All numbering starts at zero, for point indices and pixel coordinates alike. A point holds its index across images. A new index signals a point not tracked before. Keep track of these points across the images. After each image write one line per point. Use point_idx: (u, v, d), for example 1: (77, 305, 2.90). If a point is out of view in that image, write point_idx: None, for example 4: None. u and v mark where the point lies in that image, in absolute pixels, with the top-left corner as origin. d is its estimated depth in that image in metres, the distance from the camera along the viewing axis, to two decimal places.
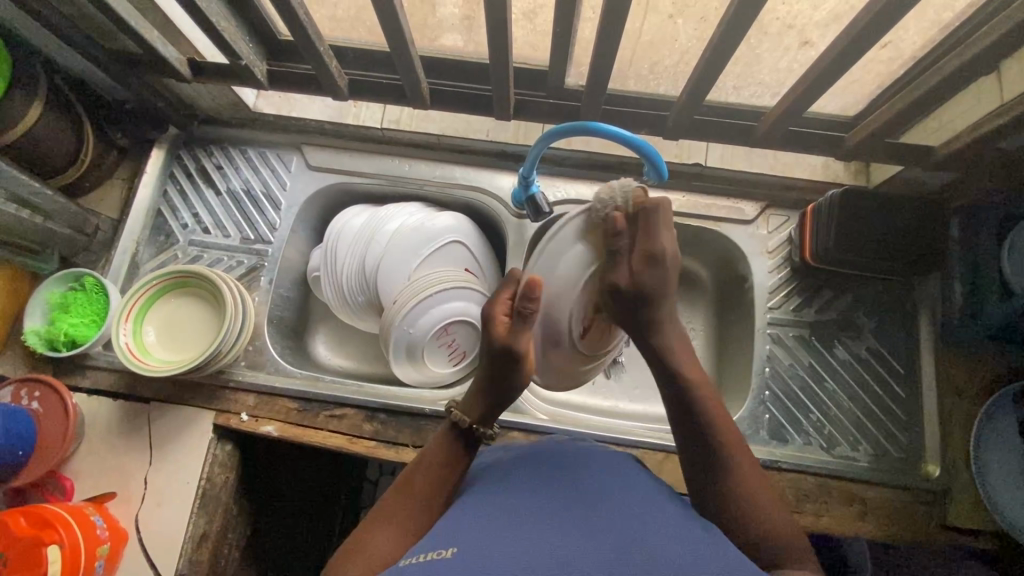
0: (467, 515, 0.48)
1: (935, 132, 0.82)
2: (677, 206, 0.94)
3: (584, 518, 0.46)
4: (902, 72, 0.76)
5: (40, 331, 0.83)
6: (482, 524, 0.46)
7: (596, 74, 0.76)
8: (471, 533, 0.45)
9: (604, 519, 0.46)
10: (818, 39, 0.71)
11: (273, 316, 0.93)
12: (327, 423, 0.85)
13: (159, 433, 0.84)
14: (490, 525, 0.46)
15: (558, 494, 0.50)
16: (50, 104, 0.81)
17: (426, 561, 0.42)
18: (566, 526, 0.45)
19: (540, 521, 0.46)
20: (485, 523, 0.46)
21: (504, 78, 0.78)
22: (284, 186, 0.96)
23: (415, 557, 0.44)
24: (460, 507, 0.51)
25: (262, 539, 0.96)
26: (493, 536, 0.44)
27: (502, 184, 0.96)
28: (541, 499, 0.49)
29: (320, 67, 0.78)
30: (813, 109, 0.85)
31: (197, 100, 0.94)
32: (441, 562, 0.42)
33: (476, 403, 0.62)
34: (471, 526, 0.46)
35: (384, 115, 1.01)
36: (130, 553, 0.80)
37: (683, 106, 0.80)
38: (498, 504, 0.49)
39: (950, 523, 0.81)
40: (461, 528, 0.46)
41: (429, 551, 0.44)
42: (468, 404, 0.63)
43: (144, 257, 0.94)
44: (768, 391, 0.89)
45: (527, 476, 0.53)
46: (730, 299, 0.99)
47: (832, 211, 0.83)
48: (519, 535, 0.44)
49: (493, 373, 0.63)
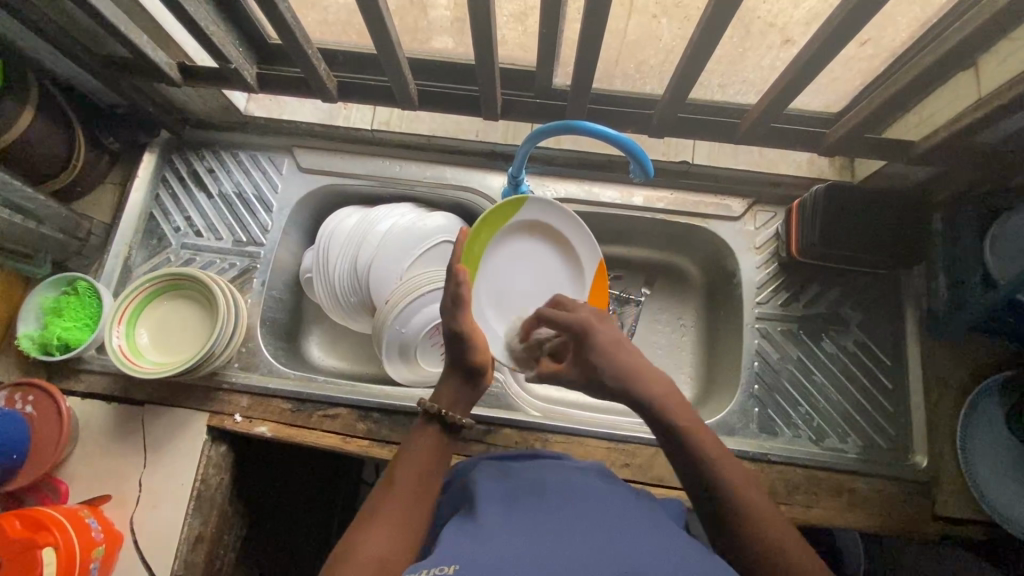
0: (466, 532, 0.51)
1: (916, 127, 0.83)
2: (666, 203, 0.95)
3: (579, 531, 0.49)
4: (883, 68, 0.77)
5: (33, 336, 0.84)
6: (482, 539, 0.49)
7: (583, 74, 0.77)
8: (473, 549, 0.47)
9: (599, 533, 0.49)
10: (799, 37, 0.72)
11: (266, 318, 0.93)
12: (320, 423, 0.86)
13: (153, 435, 0.85)
14: (494, 540, 0.48)
15: (553, 511, 0.53)
16: (42, 110, 0.82)
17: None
18: (562, 539, 0.48)
19: (539, 538, 0.49)
20: (485, 541, 0.48)
21: (492, 78, 0.79)
22: (276, 188, 0.97)
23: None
24: (457, 524, 0.54)
25: (258, 539, 0.96)
26: (492, 552, 0.47)
27: (492, 184, 0.97)
28: (537, 515, 0.52)
29: (311, 70, 0.79)
30: (797, 106, 0.86)
31: (188, 104, 0.95)
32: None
33: (444, 393, 0.67)
34: (470, 542, 0.49)
35: (374, 116, 1.01)
36: (126, 555, 0.80)
37: (667, 104, 0.81)
38: (499, 521, 0.52)
39: (938, 514, 0.82)
40: (463, 546, 0.48)
41: (430, 568, 0.46)
42: (440, 393, 0.68)
43: (136, 260, 0.95)
44: (757, 385, 0.90)
45: (524, 498, 0.56)
46: (719, 294, 1.01)
47: (817, 205, 0.84)
48: (516, 549, 0.47)
49: (460, 356, 0.68)
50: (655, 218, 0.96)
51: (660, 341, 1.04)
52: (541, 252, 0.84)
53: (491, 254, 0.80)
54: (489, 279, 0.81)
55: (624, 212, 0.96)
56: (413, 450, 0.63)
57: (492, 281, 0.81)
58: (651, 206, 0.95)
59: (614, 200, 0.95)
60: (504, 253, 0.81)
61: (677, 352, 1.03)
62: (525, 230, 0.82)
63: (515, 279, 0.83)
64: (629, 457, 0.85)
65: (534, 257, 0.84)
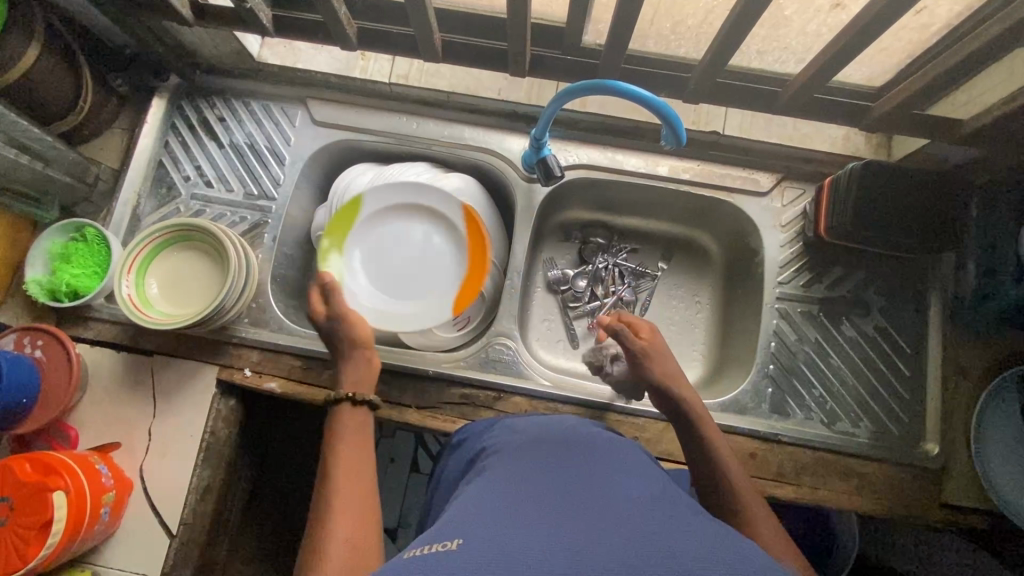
0: (473, 505, 0.49)
1: (964, 105, 0.79)
2: (692, 174, 0.92)
3: (590, 514, 0.46)
4: (938, 39, 0.72)
5: (41, 281, 0.82)
6: (489, 513, 0.47)
7: (617, 32, 0.73)
8: (478, 524, 0.45)
9: (611, 515, 0.46)
10: (852, 1, 0.67)
11: (276, 274, 0.91)
12: (330, 382, 0.85)
13: (163, 386, 0.84)
14: (502, 513, 0.47)
15: (563, 488, 0.50)
16: (47, 46, 0.78)
17: (434, 552, 0.42)
18: (574, 508, 0.47)
19: (546, 511, 0.47)
20: (490, 513, 0.47)
21: (522, 32, 0.74)
22: (289, 141, 0.94)
23: (419, 549, 0.44)
24: (464, 497, 0.52)
25: (266, 492, 0.98)
26: (498, 527, 0.44)
27: (512, 147, 0.93)
28: (544, 485, 0.51)
29: (330, 15, 0.75)
30: (839, 78, 0.82)
31: (199, 48, 0.91)
32: (447, 553, 0.42)
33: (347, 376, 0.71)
34: (476, 516, 0.46)
35: (392, 69, 0.97)
36: (135, 502, 0.81)
37: (705, 68, 0.77)
38: (506, 492, 0.50)
39: (944, 501, 0.82)
40: (467, 518, 0.46)
41: (434, 542, 0.44)
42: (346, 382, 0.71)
43: (146, 209, 0.92)
44: (773, 365, 0.88)
45: (528, 465, 0.55)
46: (738, 272, 0.99)
47: (851, 184, 0.81)
48: (523, 528, 0.44)
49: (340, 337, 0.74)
50: (679, 190, 0.93)
51: (675, 317, 1.02)
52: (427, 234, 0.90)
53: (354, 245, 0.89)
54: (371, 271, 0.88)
55: (649, 181, 0.92)
56: (342, 446, 0.63)
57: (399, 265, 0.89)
58: (676, 176, 0.92)
59: (638, 168, 0.92)
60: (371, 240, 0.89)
61: (690, 328, 1.02)
62: (393, 214, 0.89)
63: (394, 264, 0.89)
64: (639, 430, 0.85)
65: (410, 237, 0.90)
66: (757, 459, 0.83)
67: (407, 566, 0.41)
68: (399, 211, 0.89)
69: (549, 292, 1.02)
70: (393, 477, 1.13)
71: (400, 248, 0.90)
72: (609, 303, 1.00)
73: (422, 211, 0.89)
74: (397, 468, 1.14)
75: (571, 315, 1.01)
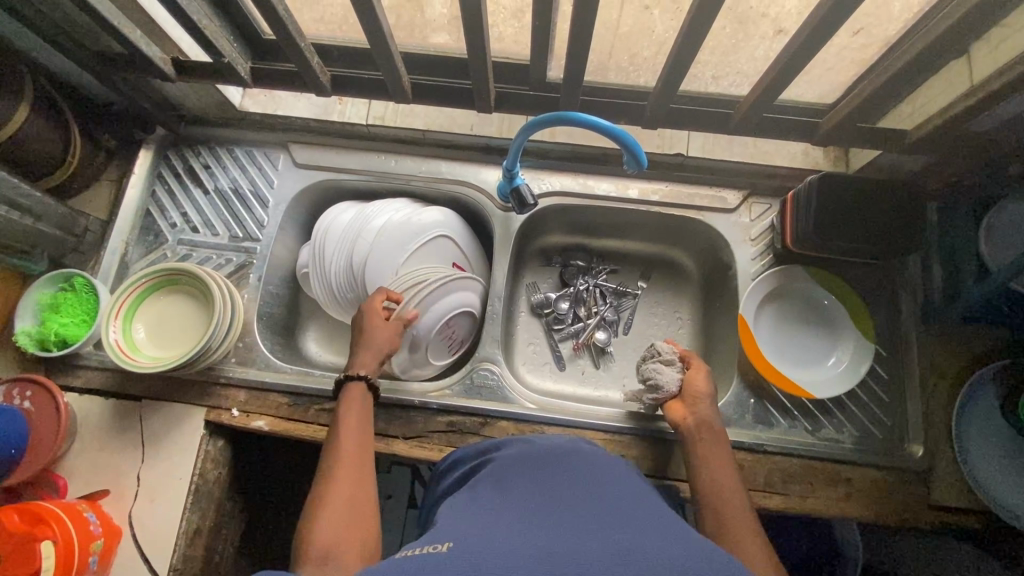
0: (467, 514, 0.51)
1: (910, 116, 0.84)
2: (661, 196, 0.95)
3: (578, 519, 0.48)
4: (875, 58, 0.77)
5: (31, 332, 0.83)
6: (477, 523, 0.49)
7: (575, 67, 0.77)
8: (468, 531, 0.47)
9: (598, 521, 0.48)
10: (791, 27, 0.72)
11: (262, 313, 0.93)
12: (317, 417, 0.86)
13: (151, 429, 0.85)
14: (495, 521, 0.49)
15: (548, 498, 0.52)
16: (37, 107, 0.82)
17: (425, 553, 0.44)
18: (562, 515, 0.49)
19: (535, 517, 0.49)
20: (482, 522, 0.49)
21: (485, 70, 0.79)
22: (272, 184, 0.97)
23: (413, 549, 0.46)
24: (461, 504, 0.54)
25: (256, 534, 0.97)
26: (487, 533, 0.46)
27: (487, 178, 0.97)
28: (537, 494, 0.53)
29: (303, 64, 0.79)
30: (790, 98, 0.87)
31: (182, 100, 0.95)
32: (437, 555, 0.43)
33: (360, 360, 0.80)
34: (467, 524, 0.48)
35: (369, 111, 1.00)
36: (124, 549, 0.81)
37: (661, 95, 0.81)
38: (499, 503, 0.52)
39: (933, 502, 0.82)
40: (461, 524, 0.48)
41: (426, 545, 0.46)
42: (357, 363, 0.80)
43: (134, 257, 0.95)
44: (754, 377, 0.90)
45: (524, 476, 0.57)
46: (715, 286, 1.01)
47: (811, 197, 0.84)
48: (512, 534, 0.46)
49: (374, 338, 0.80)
50: (650, 211, 0.96)
51: (658, 334, 1.04)
52: (785, 304, 0.95)
53: (771, 305, 0.95)
54: (784, 329, 0.94)
55: (620, 204, 0.96)
56: (345, 432, 0.72)
57: (794, 331, 0.94)
58: (646, 198, 0.95)
59: (609, 192, 0.96)
60: (782, 310, 0.95)
61: (674, 344, 1.03)
62: (780, 289, 0.94)
63: (781, 330, 0.94)
64: (626, 448, 0.85)
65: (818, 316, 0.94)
66: (744, 471, 0.83)
67: (397, 565, 0.43)
68: (802, 291, 0.94)
69: (533, 315, 1.04)
70: (391, 512, 1.12)
71: (788, 322, 0.94)
72: (591, 324, 1.02)
73: (781, 291, 0.94)
74: (393, 502, 1.13)
75: (556, 337, 1.02)
